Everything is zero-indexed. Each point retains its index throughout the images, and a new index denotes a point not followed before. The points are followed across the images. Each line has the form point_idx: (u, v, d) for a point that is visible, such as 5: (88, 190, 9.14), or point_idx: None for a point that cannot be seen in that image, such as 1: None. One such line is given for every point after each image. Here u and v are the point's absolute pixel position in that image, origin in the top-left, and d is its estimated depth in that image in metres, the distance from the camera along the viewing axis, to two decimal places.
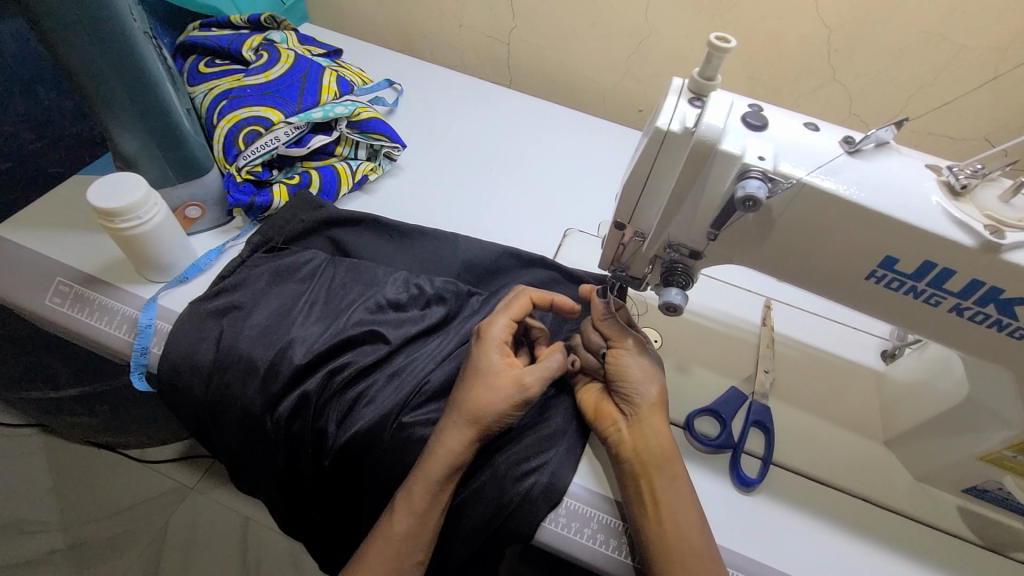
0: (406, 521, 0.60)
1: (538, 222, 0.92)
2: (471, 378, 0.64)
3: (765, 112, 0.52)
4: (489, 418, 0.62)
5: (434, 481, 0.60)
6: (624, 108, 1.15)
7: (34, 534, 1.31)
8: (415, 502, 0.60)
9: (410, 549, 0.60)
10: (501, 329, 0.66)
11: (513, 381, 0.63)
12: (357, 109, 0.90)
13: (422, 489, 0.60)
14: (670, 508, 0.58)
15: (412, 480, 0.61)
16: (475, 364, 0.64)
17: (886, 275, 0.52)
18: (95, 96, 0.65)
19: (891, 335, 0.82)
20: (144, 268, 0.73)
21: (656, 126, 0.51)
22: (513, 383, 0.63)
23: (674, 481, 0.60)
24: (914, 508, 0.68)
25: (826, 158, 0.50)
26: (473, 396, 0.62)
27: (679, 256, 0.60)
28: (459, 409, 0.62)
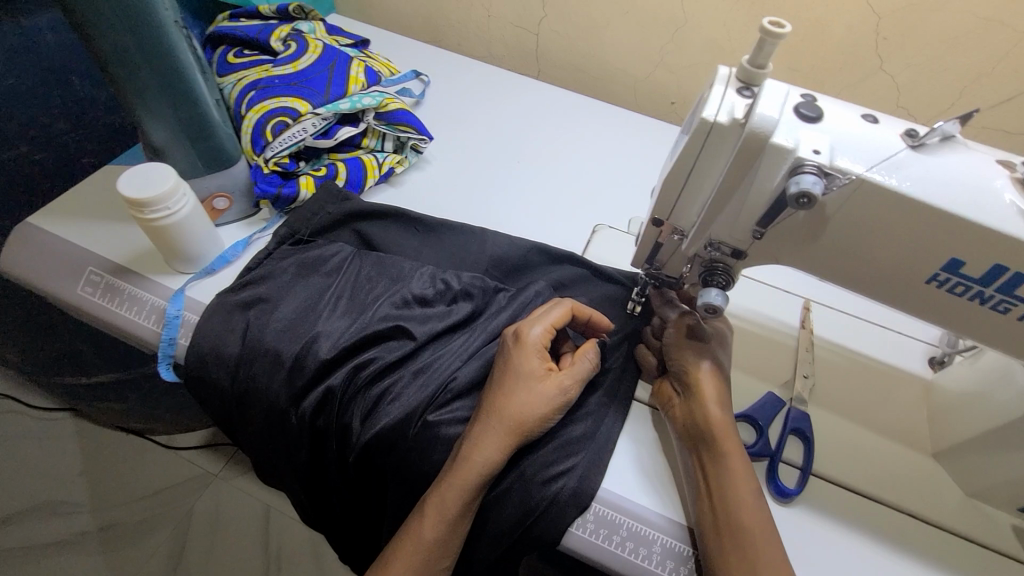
0: (437, 528, 0.58)
1: (566, 217, 0.90)
2: (512, 383, 0.62)
3: (819, 102, 0.49)
4: (530, 423, 0.61)
5: (468, 489, 0.58)
6: (656, 100, 1.11)
7: (67, 514, 1.35)
8: (446, 509, 0.58)
9: (438, 556, 0.58)
10: (540, 335, 0.64)
11: (554, 386, 0.63)
12: (384, 100, 0.89)
13: (455, 496, 0.58)
14: (721, 488, 0.57)
15: (444, 486, 0.59)
16: (516, 368, 0.62)
17: (949, 279, 0.49)
18: (127, 86, 0.65)
19: (941, 341, 0.77)
20: (172, 258, 0.73)
21: (703, 117, 0.48)
22: (556, 387, 0.63)
23: (729, 459, 0.58)
24: (965, 525, 0.64)
25: (887, 153, 0.46)
26: (515, 402, 0.61)
27: (720, 255, 0.57)
28: (499, 415, 0.60)
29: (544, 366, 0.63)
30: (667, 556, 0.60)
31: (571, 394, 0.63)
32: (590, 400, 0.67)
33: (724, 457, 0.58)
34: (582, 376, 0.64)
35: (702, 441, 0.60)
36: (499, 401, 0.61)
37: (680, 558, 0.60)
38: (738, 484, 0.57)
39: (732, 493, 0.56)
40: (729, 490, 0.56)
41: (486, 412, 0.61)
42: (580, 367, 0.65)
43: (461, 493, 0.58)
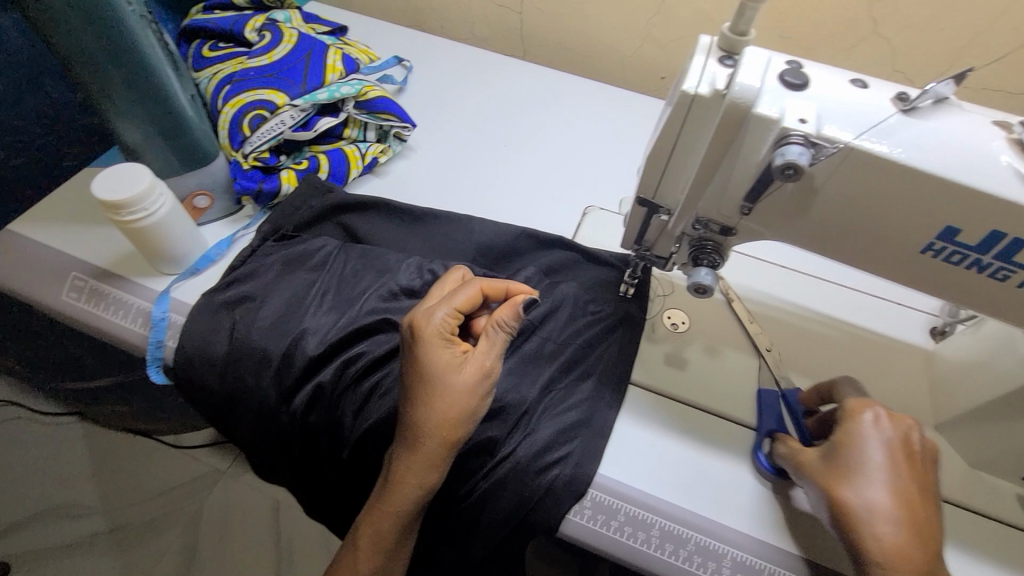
0: (374, 558, 0.58)
1: (556, 200, 0.88)
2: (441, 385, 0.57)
3: (806, 69, 0.47)
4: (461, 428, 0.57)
5: (399, 518, 0.57)
6: (646, 75, 1.08)
7: (78, 517, 1.36)
8: (382, 539, 0.57)
9: None
10: (439, 320, 0.59)
11: (476, 368, 0.58)
12: (364, 88, 0.87)
13: (391, 525, 0.57)
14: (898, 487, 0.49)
15: (378, 517, 0.57)
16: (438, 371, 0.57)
17: (945, 248, 0.47)
18: (93, 85, 0.63)
19: (941, 311, 0.76)
20: (155, 260, 0.72)
21: (683, 89, 0.47)
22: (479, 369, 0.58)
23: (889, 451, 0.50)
24: (969, 496, 0.63)
25: (877, 119, 0.44)
26: (444, 409, 0.56)
27: (708, 233, 0.55)
28: (429, 431, 0.56)
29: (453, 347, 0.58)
30: (667, 540, 0.59)
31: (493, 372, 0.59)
32: (586, 386, 0.67)
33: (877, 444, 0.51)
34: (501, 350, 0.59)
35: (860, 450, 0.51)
36: (420, 415, 0.56)
37: (678, 540, 0.59)
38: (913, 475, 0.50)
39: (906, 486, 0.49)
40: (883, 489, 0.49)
41: (414, 432, 0.57)
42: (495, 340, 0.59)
43: (405, 506, 0.57)
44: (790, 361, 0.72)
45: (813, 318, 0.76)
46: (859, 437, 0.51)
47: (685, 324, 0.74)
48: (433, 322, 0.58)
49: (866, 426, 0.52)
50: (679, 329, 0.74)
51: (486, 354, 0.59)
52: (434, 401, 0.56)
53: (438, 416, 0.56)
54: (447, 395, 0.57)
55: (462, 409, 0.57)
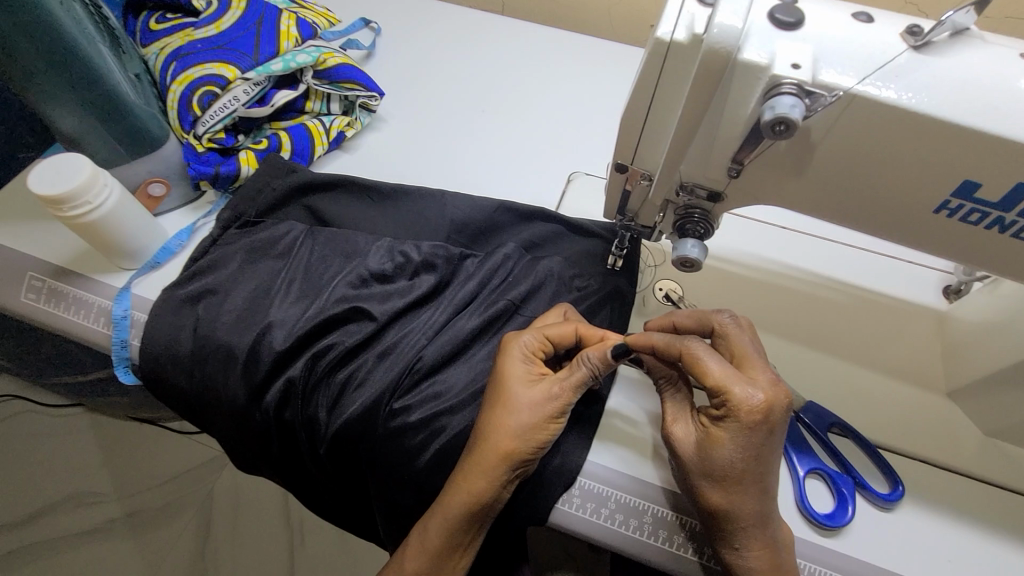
0: (418, 560, 0.57)
1: (539, 168, 0.82)
2: (503, 394, 0.57)
3: (801, 4, 0.40)
4: (515, 443, 0.55)
5: (447, 522, 0.55)
6: (634, 25, 1.00)
7: (90, 506, 1.35)
8: (427, 541, 0.56)
9: None
10: (528, 337, 0.59)
11: (542, 392, 0.57)
12: (322, 56, 0.80)
13: (436, 530, 0.55)
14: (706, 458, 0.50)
15: (427, 517, 0.57)
16: (503, 378, 0.57)
17: (962, 206, 0.42)
18: (15, 74, 0.58)
19: (955, 268, 0.70)
20: (112, 255, 0.68)
21: (657, 36, 0.40)
22: (543, 395, 0.56)
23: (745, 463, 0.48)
24: (983, 467, 0.59)
25: (883, 58, 0.38)
26: (499, 417, 0.56)
27: (695, 200, 0.50)
28: (485, 437, 0.55)
29: (533, 370, 0.58)
30: (660, 526, 0.56)
31: (565, 402, 0.56)
32: None
33: (721, 441, 0.49)
34: (577, 384, 0.56)
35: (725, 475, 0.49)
36: (483, 419, 0.57)
37: (672, 526, 0.56)
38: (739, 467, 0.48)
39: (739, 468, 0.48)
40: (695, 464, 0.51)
41: (474, 435, 0.57)
42: (574, 376, 0.57)
43: (452, 512, 0.55)
44: (793, 330, 0.67)
45: (816, 283, 0.70)
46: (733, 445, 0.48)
47: (679, 295, 0.69)
48: (522, 341, 0.59)
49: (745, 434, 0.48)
50: (672, 301, 0.69)
51: (560, 383, 0.57)
52: (495, 407, 0.56)
53: (499, 428, 0.55)
54: (510, 407, 0.56)
55: (522, 425, 0.55)
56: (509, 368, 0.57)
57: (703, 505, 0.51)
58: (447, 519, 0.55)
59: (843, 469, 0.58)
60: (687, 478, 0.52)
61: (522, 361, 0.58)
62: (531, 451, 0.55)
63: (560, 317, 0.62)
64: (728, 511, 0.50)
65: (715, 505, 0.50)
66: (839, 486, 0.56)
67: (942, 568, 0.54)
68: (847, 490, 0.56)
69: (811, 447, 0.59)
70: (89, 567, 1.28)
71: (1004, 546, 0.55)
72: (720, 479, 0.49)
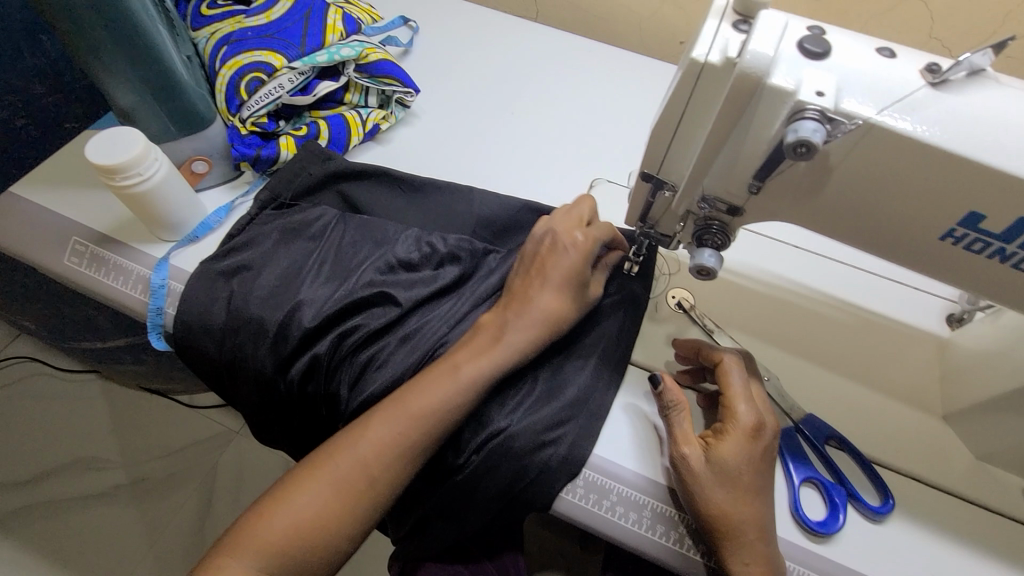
0: (352, 460, 0.55)
1: (564, 172, 0.85)
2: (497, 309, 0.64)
3: (829, 36, 0.43)
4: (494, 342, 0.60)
5: (407, 419, 0.56)
6: (664, 40, 1.02)
7: (100, 469, 1.39)
8: (380, 439, 0.56)
9: (349, 495, 0.54)
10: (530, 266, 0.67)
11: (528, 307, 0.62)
12: (365, 50, 0.83)
13: (395, 423, 0.56)
14: (720, 468, 0.54)
15: (384, 408, 0.58)
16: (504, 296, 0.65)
17: (967, 235, 0.44)
18: (81, 45, 0.62)
19: (960, 297, 0.73)
20: (154, 226, 0.71)
21: (692, 57, 0.43)
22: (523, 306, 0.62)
23: (750, 473, 0.54)
24: (973, 489, 0.62)
25: (902, 92, 0.41)
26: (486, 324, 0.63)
27: (715, 212, 0.52)
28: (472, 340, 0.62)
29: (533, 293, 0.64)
30: (658, 521, 0.59)
31: (535, 309, 0.62)
32: (584, 368, 0.64)
33: (728, 449, 0.54)
34: (542, 287, 0.62)
35: (733, 482, 0.54)
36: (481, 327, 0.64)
37: (670, 522, 0.59)
38: (746, 473, 0.54)
39: (744, 478, 0.54)
40: (713, 477, 0.54)
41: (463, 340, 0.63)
42: (546, 292, 0.62)
43: (480, 368, 0.59)
44: (798, 345, 0.70)
45: (824, 302, 0.73)
46: (738, 451, 0.54)
47: (691, 304, 0.72)
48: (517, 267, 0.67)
49: (746, 440, 0.55)
50: (683, 307, 0.71)
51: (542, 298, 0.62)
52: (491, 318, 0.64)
53: (535, 311, 0.62)
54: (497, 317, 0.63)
55: (551, 313, 0.62)
56: (555, 269, 0.63)
57: (707, 515, 0.54)
58: (472, 392, 0.58)
59: (837, 480, 0.60)
60: (694, 493, 0.55)
61: (572, 263, 0.63)
62: (497, 348, 0.60)
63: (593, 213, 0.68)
64: (737, 520, 0.53)
65: (726, 514, 0.53)
66: (831, 495, 0.59)
67: None
68: (840, 499, 0.59)
69: (807, 457, 0.62)
70: (95, 528, 1.32)
71: (987, 565, 0.57)
72: (734, 486, 0.54)
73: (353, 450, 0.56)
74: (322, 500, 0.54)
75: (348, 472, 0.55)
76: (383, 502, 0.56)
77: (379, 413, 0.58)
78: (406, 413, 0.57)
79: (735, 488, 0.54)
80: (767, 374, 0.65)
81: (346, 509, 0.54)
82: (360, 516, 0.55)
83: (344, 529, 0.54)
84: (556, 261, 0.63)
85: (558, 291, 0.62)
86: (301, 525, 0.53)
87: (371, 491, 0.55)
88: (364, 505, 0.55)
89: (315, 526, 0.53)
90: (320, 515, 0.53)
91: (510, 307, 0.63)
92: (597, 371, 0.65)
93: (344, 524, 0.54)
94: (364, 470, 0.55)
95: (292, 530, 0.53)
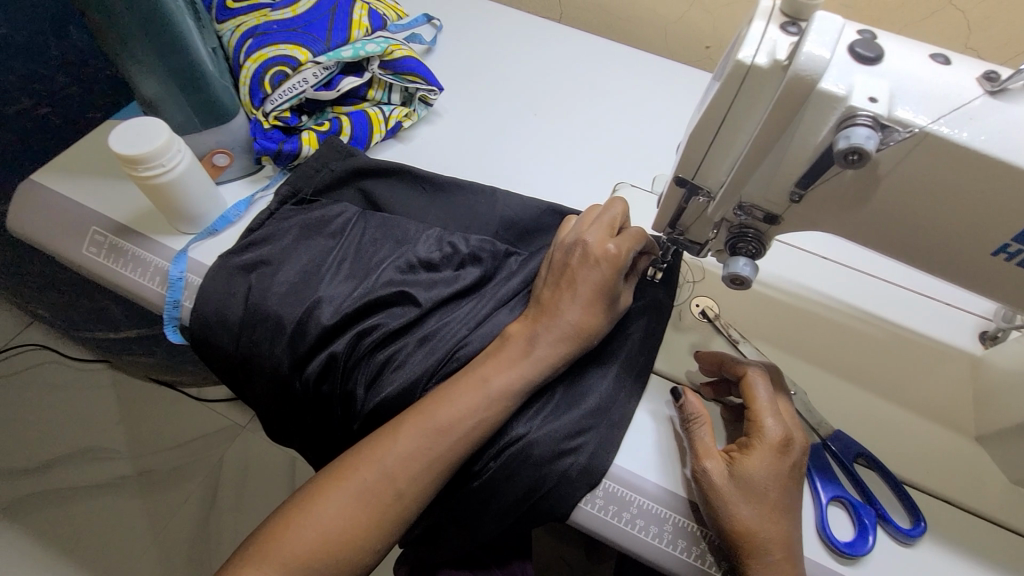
0: (378, 470, 0.55)
1: (587, 176, 0.84)
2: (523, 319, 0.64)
3: (881, 41, 0.41)
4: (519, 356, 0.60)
5: (430, 430, 0.56)
6: (690, 44, 1.01)
7: (108, 460, 1.39)
8: (406, 450, 0.55)
9: (377, 507, 0.54)
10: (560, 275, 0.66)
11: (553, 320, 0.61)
12: (390, 47, 0.83)
13: (419, 433, 0.56)
14: (744, 483, 0.52)
15: (410, 417, 0.57)
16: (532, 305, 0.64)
17: (1021, 251, 0.42)
18: (109, 35, 0.61)
19: (995, 315, 0.70)
20: (174, 218, 0.71)
21: (738, 59, 0.42)
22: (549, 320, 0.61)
23: (776, 490, 0.52)
24: (1008, 515, 0.60)
25: (959, 100, 0.39)
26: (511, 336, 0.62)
27: (751, 220, 0.51)
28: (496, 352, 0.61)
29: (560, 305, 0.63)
30: (680, 535, 0.58)
31: (560, 323, 0.60)
32: (607, 375, 0.63)
33: (753, 463, 0.53)
34: (567, 299, 0.61)
35: (758, 498, 0.52)
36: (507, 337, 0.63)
37: (692, 537, 0.57)
38: (773, 490, 0.52)
39: (770, 494, 0.52)
40: (737, 492, 0.52)
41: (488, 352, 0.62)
42: (571, 304, 0.61)
43: (509, 380, 0.58)
44: (826, 359, 0.68)
45: (853, 315, 0.71)
46: (765, 466, 0.52)
47: (716, 313, 0.70)
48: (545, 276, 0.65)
49: (772, 455, 0.53)
50: (709, 316, 0.70)
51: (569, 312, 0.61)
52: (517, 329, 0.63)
53: (564, 324, 0.60)
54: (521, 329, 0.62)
55: (581, 325, 0.61)
56: (585, 283, 0.61)
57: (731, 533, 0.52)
58: (500, 405, 0.57)
59: (866, 499, 0.58)
60: (716, 509, 0.53)
61: (603, 277, 0.61)
62: (522, 363, 0.59)
63: (624, 218, 0.65)
64: (762, 538, 0.51)
65: (751, 531, 0.51)
66: (860, 515, 0.57)
67: None
68: (870, 521, 0.57)
69: (835, 474, 0.60)
70: (102, 519, 1.31)
71: None
72: (760, 501, 0.52)
73: (379, 461, 0.55)
74: (348, 511, 0.53)
75: (378, 483, 0.54)
76: (409, 516, 0.55)
77: (404, 423, 0.57)
78: (434, 425, 0.56)
79: (760, 504, 0.52)
80: (794, 388, 0.63)
81: (371, 521, 0.53)
82: (386, 529, 0.54)
83: (370, 543, 0.53)
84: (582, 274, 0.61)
85: (585, 303, 0.61)
86: (326, 537, 0.52)
87: (401, 499, 0.54)
88: (390, 518, 0.54)
89: (341, 538, 0.52)
90: (349, 527, 0.53)
91: (539, 319, 0.61)
92: (620, 381, 0.63)
93: (379, 534, 0.54)
94: (391, 482, 0.54)
95: (318, 542, 0.52)
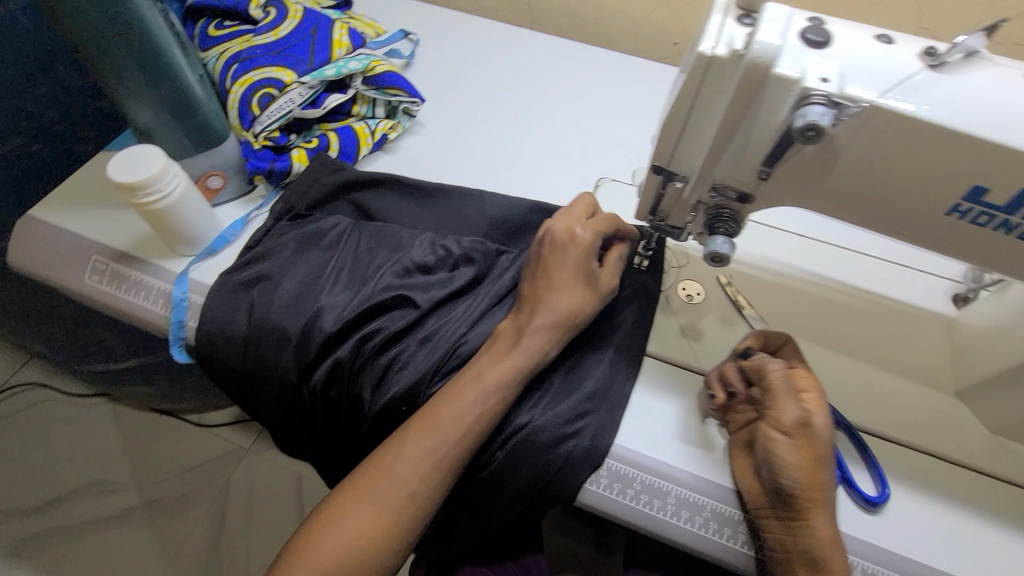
0: (391, 477, 0.56)
1: (570, 173, 0.87)
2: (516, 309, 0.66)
3: (828, 26, 0.45)
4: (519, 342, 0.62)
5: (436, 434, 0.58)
6: (658, 42, 1.05)
7: (114, 492, 1.39)
8: (415, 456, 0.57)
9: (396, 514, 0.56)
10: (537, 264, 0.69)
11: (541, 307, 0.63)
12: (372, 62, 0.86)
13: (426, 436, 0.58)
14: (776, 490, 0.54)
15: (414, 423, 0.59)
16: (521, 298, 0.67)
17: (972, 209, 0.46)
18: (104, 70, 0.64)
19: (965, 277, 0.74)
20: (173, 242, 0.73)
21: (700, 51, 0.45)
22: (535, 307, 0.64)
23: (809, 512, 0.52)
24: (992, 464, 0.63)
25: (903, 75, 0.43)
26: (504, 330, 0.65)
27: (725, 201, 0.54)
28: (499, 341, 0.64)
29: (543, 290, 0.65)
30: (682, 507, 0.60)
31: (545, 308, 0.63)
32: (604, 360, 0.66)
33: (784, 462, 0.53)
34: (548, 285, 0.64)
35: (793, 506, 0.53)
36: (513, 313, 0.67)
37: (695, 508, 0.60)
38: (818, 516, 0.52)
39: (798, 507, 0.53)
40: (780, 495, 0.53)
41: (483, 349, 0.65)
42: (553, 288, 0.63)
43: (502, 372, 0.60)
44: (810, 331, 0.71)
45: (832, 287, 0.74)
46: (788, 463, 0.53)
47: (701, 295, 0.74)
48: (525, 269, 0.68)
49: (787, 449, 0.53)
50: (693, 300, 0.73)
51: (555, 295, 0.63)
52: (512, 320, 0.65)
53: (547, 310, 0.63)
54: (513, 321, 0.65)
55: (565, 312, 0.63)
56: (559, 269, 0.64)
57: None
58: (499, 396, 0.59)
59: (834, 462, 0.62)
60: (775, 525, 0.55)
61: (574, 260, 0.64)
62: (514, 348, 0.62)
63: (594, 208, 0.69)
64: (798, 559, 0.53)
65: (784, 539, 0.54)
66: None
67: (949, 555, 0.57)
68: None
69: None
70: (110, 552, 1.31)
71: (1009, 537, 0.58)
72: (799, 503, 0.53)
73: (390, 468, 0.57)
74: (366, 521, 0.55)
75: (392, 493, 0.56)
76: (423, 514, 0.57)
77: (410, 429, 0.59)
78: (437, 426, 0.58)
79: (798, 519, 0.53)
80: None
81: (389, 527, 0.55)
82: (403, 530, 0.56)
83: (390, 544, 0.55)
84: (563, 256, 0.64)
85: (568, 286, 0.64)
86: (348, 547, 0.54)
87: (418, 504, 0.56)
88: (405, 522, 0.56)
89: (362, 545, 0.54)
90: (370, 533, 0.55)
91: (523, 314, 0.64)
92: (619, 364, 0.66)
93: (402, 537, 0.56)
94: (403, 486, 0.56)
95: (341, 549, 0.54)
